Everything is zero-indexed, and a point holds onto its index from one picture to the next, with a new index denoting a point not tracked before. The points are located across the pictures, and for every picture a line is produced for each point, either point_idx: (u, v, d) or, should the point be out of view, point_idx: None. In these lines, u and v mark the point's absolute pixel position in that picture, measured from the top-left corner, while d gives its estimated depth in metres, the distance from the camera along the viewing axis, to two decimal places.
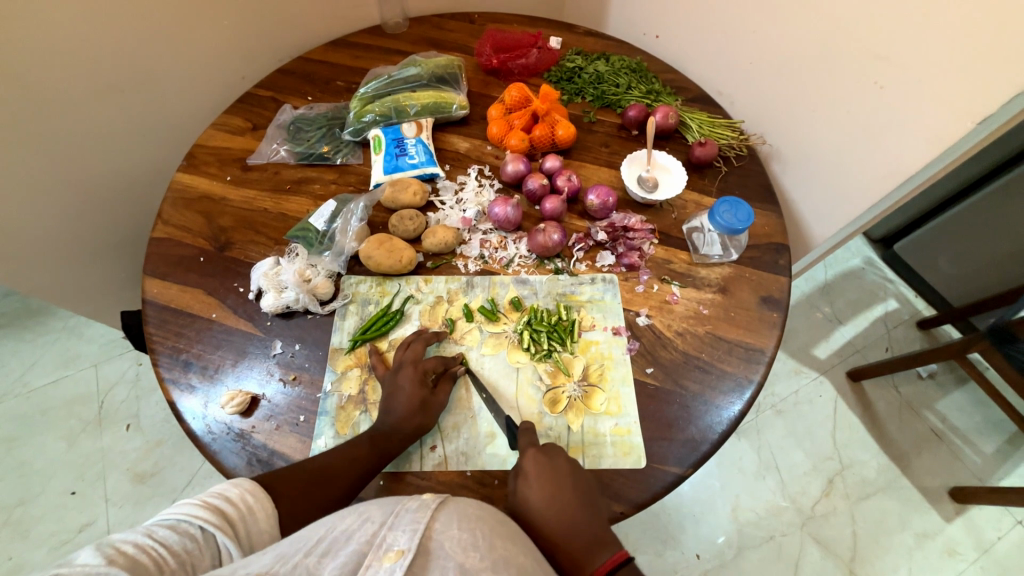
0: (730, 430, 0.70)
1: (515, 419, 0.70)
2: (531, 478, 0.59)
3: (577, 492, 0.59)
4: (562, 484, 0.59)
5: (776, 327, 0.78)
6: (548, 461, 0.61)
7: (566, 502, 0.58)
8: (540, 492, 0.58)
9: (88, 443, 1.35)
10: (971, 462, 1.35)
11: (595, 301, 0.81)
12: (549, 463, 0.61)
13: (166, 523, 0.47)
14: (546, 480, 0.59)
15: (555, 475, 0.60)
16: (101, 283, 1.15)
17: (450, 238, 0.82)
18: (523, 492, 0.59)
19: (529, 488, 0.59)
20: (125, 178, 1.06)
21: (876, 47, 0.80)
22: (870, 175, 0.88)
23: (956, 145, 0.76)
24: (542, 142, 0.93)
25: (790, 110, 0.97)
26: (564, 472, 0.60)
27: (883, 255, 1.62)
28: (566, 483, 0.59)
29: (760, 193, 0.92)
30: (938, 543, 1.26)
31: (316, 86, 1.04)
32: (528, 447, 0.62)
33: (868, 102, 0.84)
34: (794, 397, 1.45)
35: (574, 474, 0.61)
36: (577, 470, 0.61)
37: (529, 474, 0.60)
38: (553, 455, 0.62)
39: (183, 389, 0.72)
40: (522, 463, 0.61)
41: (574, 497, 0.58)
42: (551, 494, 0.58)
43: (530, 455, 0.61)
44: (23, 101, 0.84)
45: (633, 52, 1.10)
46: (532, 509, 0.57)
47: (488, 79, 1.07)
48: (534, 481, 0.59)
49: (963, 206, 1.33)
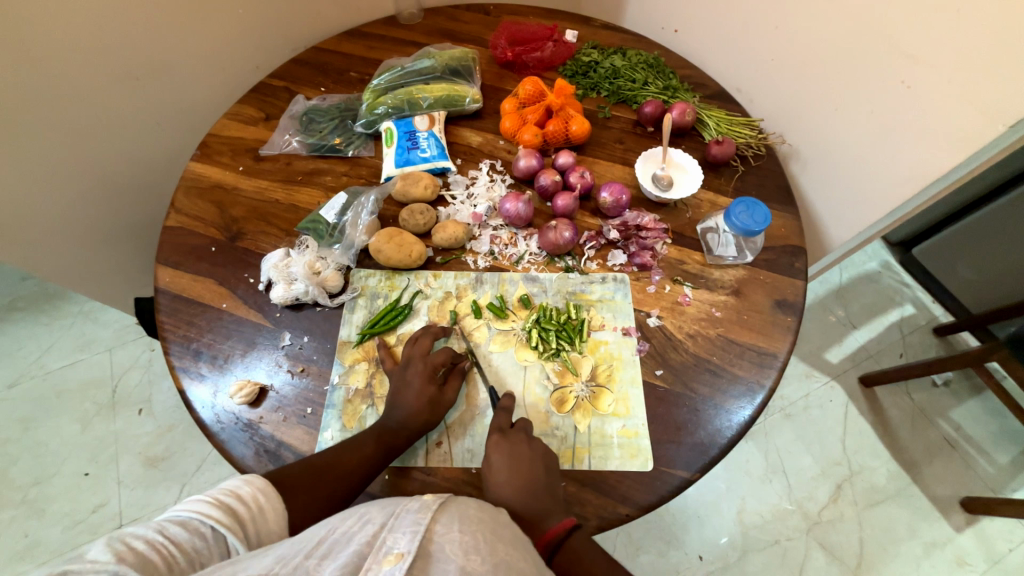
0: (739, 435, 0.69)
1: (497, 389, 0.72)
2: (494, 459, 0.62)
3: (536, 474, 0.61)
4: (520, 467, 0.61)
5: (789, 332, 0.77)
6: (509, 446, 0.63)
7: (524, 482, 0.60)
8: (500, 472, 0.61)
9: (101, 426, 1.37)
10: (984, 473, 1.33)
11: (606, 301, 0.80)
12: (510, 447, 0.63)
13: (178, 520, 0.48)
14: (506, 464, 0.61)
15: (515, 459, 0.62)
16: (116, 269, 1.16)
17: (460, 234, 0.82)
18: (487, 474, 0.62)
19: (491, 468, 0.62)
20: (139, 165, 1.06)
21: (903, 46, 0.77)
22: (893, 178, 0.86)
23: (984, 149, 0.74)
24: (555, 137, 0.92)
25: (810, 109, 0.95)
26: (524, 456, 0.62)
27: (901, 259, 1.59)
28: (525, 467, 0.61)
29: (777, 194, 0.90)
30: (947, 553, 1.24)
31: (329, 77, 1.04)
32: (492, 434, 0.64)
33: (893, 102, 0.82)
34: (805, 401, 1.43)
35: (535, 457, 0.62)
36: (539, 453, 0.63)
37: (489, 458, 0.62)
38: (516, 440, 0.63)
39: (193, 377, 0.73)
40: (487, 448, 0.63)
41: (533, 478, 0.61)
42: (511, 475, 0.60)
43: (493, 441, 0.63)
44: (43, 88, 0.85)
45: (650, 47, 1.08)
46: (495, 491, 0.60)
47: (502, 71, 1.05)
48: (495, 463, 0.61)
49: (985, 211, 1.30)
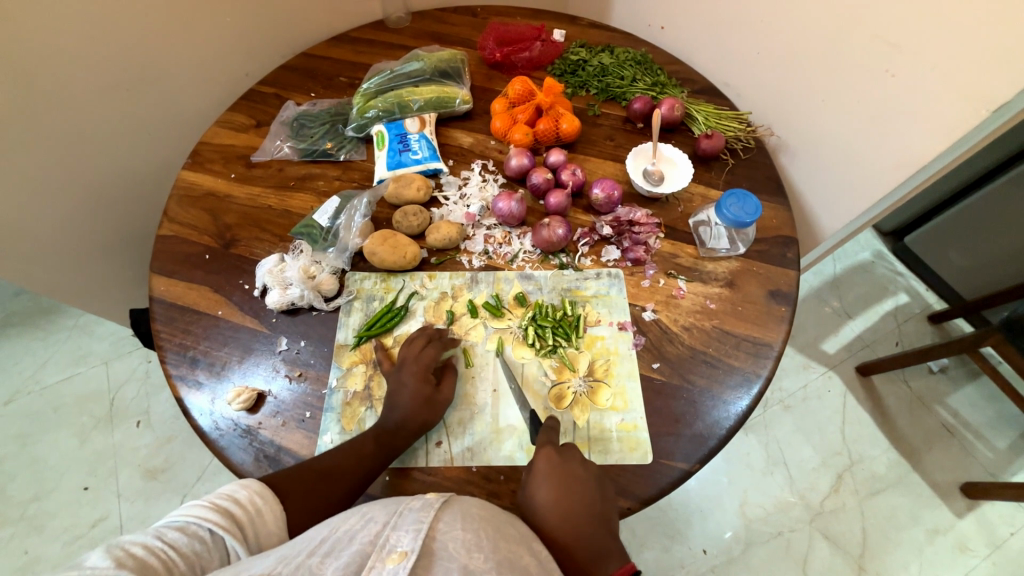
0: (737, 425, 0.69)
1: (538, 412, 0.70)
2: (542, 478, 0.59)
3: (587, 500, 0.59)
4: (571, 491, 0.59)
5: (784, 321, 0.77)
6: (562, 464, 0.61)
7: (573, 507, 0.57)
8: (548, 493, 0.58)
9: (99, 440, 1.36)
10: (983, 458, 1.34)
11: (601, 296, 0.80)
12: (561, 465, 0.61)
13: (176, 525, 0.48)
14: (560, 482, 0.59)
15: (565, 478, 0.59)
16: (110, 281, 1.16)
17: (454, 234, 0.82)
18: (537, 494, 0.58)
19: (541, 487, 0.59)
20: (131, 176, 1.06)
21: (886, 34, 0.78)
22: (881, 167, 0.87)
23: (969, 135, 0.75)
24: (546, 136, 0.92)
25: (798, 100, 0.95)
26: (575, 476, 0.60)
27: (893, 248, 1.60)
28: (575, 490, 0.59)
29: (767, 186, 0.91)
30: (949, 539, 1.24)
31: (319, 82, 1.04)
32: (545, 445, 0.62)
33: (878, 91, 0.83)
34: (803, 392, 1.43)
35: (586, 480, 0.61)
36: (590, 477, 0.61)
37: (541, 475, 0.60)
38: (568, 457, 0.62)
39: (191, 386, 0.73)
40: (536, 463, 0.61)
41: (583, 506, 0.58)
42: (563, 495, 0.58)
43: (544, 454, 0.61)
44: (33, 102, 0.85)
45: (637, 44, 1.09)
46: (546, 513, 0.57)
47: (491, 72, 1.06)
48: (544, 481, 0.59)
49: (974, 198, 1.32)
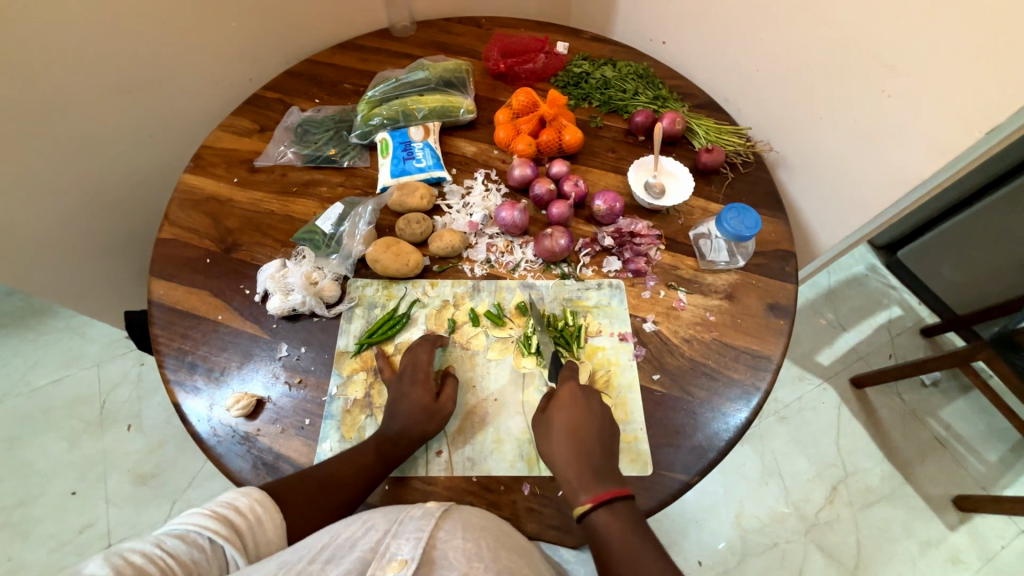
0: (736, 438, 0.70)
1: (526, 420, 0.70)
2: (561, 406, 0.67)
3: (598, 431, 0.64)
4: (585, 421, 0.65)
5: (782, 334, 0.78)
6: (584, 398, 0.67)
7: (583, 433, 0.64)
8: (563, 419, 0.65)
9: (89, 444, 1.34)
10: (974, 471, 1.35)
11: (602, 307, 0.80)
12: (581, 399, 0.67)
13: (175, 533, 0.48)
14: (576, 412, 0.66)
15: (583, 411, 0.66)
16: (105, 283, 1.15)
17: (456, 243, 0.82)
18: (553, 418, 0.66)
19: (557, 415, 0.66)
20: (129, 178, 1.06)
21: (884, 56, 0.80)
22: (877, 184, 0.88)
23: (963, 154, 0.76)
24: (549, 146, 0.93)
25: (797, 117, 0.97)
26: (593, 411, 0.66)
27: (887, 262, 1.62)
28: (590, 421, 0.65)
29: (766, 200, 0.92)
30: (941, 552, 1.25)
31: (323, 89, 1.04)
32: (568, 379, 0.69)
33: (875, 110, 0.84)
34: (798, 403, 1.44)
35: (603, 415, 0.66)
36: (607, 414, 0.67)
37: (561, 401, 0.67)
38: (589, 394, 0.68)
39: (188, 391, 0.72)
40: (558, 390, 0.68)
41: (594, 435, 0.64)
42: (575, 424, 0.65)
43: (567, 386, 0.68)
44: (34, 103, 0.85)
45: (639, 58, 1.10)
46: (557, 436, 0.64)
47: (494, 83, 1.07)
48: (561, 408, 0.66)
49: (967, 214, 1.34)
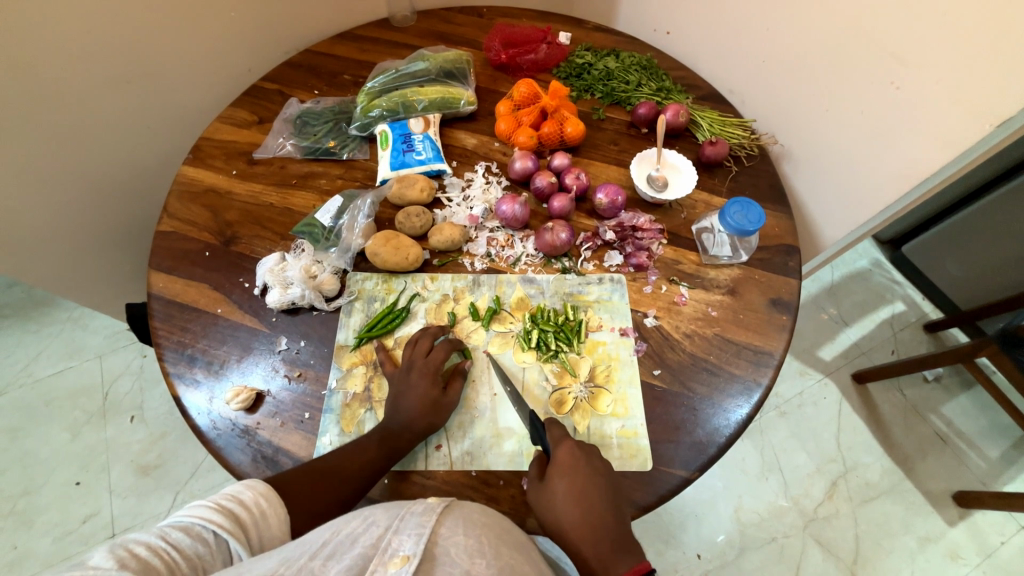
0: (736, 434, 0.69)
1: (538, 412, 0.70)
2: (562, 471, 0.61)
3: (605, 495, 0.60)
4: (591, 485, 0.60)
5: (784, 330, 0.77)
6: (584, 458, 0.62)
7: (590, 501, 0.59)
8: (567, 488, 0.60)
9: (91, 435, 1.35)
10: (975, 467, 1.35)
11: (603, 301, 0.80)
12: (583, 459, 0.62)
13: (180, 525, 0.48)
14: (579, 477, 0.60)
15: (586, 473, 0.61)
16: (105, 274, 1.15)
17: (457, 236, 0.82)
18: (554, 488, 0.60)
19: (557, 485, 0.60)
20: (129, 169, 1.05)
21: (892, 47, 0.78)
22: (884, 178, 0.87)
23: (972, 148, 0.75)
24: (550, 139, 0.92)
25: (802, 109, 0.96)
26: (596, 470, 0.62)
27: (891, 257, 1.61)
28: (595, 484, 0.61)
29: (770, 194, 0.91)
30: (940, 547, 1.25)
31: (323, 80, 1.03)
32: (565, 439, 0.63)
33: (882, 102, 0.83)
34: (799, 398, 1.44)
35: (606, 475, 0.62)
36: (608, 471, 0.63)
37: (563, 467, 0.61)
38: (590, 453, 0.64)
39: (188, 384, 0.72)
40: (557, 452, 0.62)
41: (602, 501, 0.60)
42: (580, 491, 0.59)
43: (567, 447, 0.63)
44: (33, 95, 0.85)
45: (642, 49, 1.08)
46: (560, 510, 0.59)
47: (496, 74, 1.05)
48: (564, 474, 0.60)
49: (972, 209, 1.32)
